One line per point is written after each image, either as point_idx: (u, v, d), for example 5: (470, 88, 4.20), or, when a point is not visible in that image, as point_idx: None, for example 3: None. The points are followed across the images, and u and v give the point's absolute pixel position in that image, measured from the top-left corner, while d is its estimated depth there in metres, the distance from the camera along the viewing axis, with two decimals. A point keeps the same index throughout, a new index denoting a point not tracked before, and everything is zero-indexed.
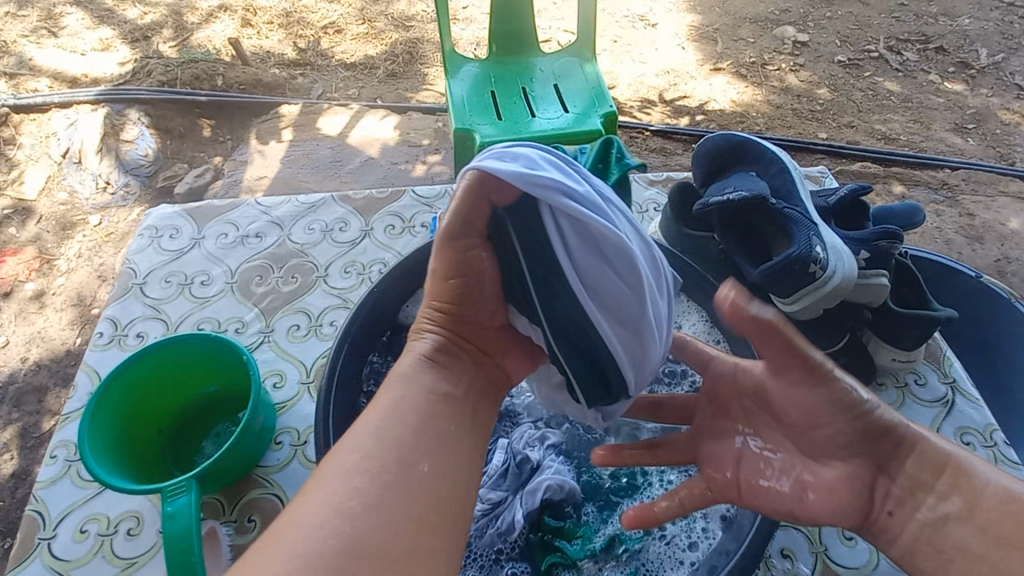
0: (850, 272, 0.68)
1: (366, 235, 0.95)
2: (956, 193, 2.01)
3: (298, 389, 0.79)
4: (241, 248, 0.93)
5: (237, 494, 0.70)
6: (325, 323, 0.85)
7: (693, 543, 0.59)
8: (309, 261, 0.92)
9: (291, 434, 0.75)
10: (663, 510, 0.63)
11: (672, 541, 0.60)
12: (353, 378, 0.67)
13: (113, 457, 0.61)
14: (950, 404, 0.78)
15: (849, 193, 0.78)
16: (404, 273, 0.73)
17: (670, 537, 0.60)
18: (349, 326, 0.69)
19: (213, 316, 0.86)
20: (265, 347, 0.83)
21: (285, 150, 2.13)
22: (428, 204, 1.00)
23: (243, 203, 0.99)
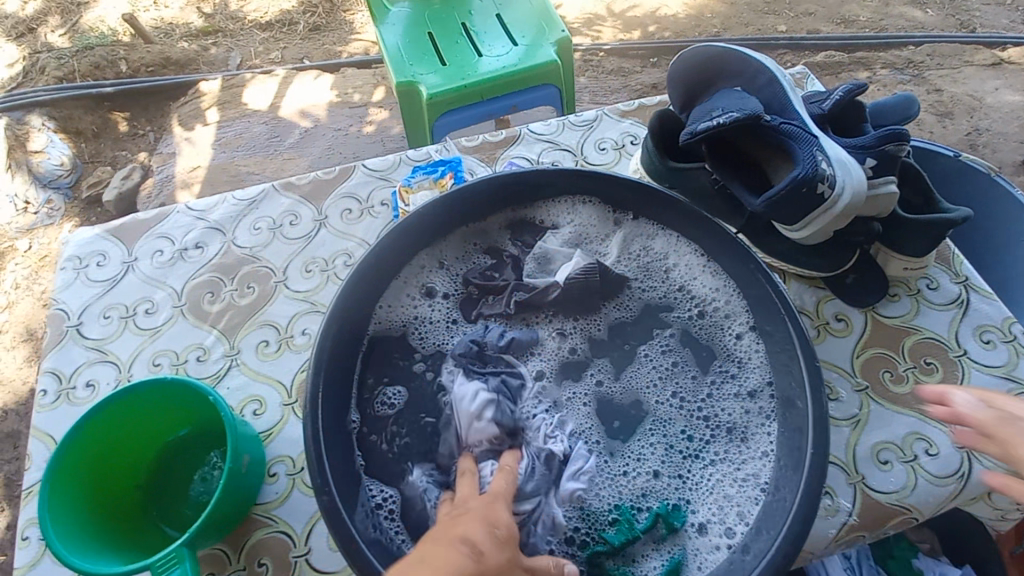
0: (858, 184, 0.62)
1: (321, 225, 0.85)
2: (922, 70, 1.95)
3: (281, 413, 0.71)
4: (182, 264, 0.82)
5: (241, 538, 0.64)
6: (296, 333, 0.77)
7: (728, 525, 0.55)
8: (263, 266, 0.82)
9: (285, 462, 0.68)
10: (694, 488, 0.57)
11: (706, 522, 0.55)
12: (337, 394, 0.60)
13: (84, 531, 0.54)
14: (965, 304, 0.74)
15: (845, 94, 0.70)
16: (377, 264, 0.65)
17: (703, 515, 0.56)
18: (323, 336, 0.60)
19: (169, 347, 0.76)
20: (234, 371, 0.74)
21: (214, 132, 1.93)
22: (383, 177, 0.89)
23: (172, 211, 0.86)
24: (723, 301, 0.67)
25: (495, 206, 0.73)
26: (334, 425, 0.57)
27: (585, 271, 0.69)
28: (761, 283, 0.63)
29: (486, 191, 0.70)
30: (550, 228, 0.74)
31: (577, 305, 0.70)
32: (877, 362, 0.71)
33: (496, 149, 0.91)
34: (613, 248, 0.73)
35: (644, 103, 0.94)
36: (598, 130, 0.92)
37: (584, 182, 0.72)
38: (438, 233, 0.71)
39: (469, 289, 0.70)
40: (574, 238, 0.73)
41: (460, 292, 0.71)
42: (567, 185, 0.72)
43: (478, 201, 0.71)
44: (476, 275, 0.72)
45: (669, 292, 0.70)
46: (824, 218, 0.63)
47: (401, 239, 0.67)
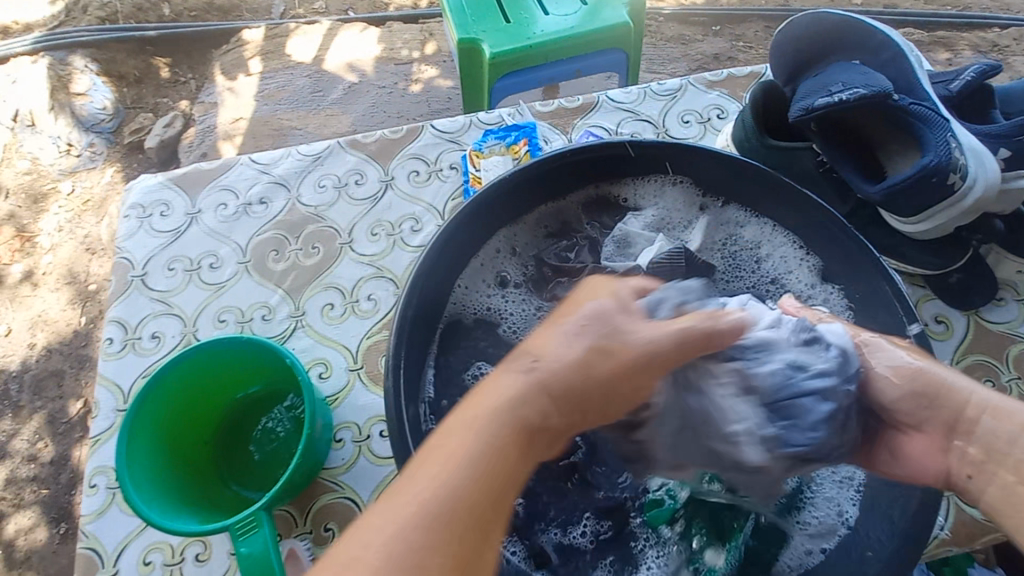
0: (994, 176, 0.56)
1: (388, 187, 0.81)
2: (1008, 56, 1.80)
3: (347, 378, 0.70)
4: (246, 219, 0.80)
5: (308, 501, 0.63)
6: (362, 298, 0.75)
7: (824, 528, 0.54)
8: (328, 226, 0.79)
9: (352, 429, 0.67)
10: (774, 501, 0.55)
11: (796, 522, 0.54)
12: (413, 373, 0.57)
13: (164, 485, 0.55)
14: None
15: (978, 75, 0.63)
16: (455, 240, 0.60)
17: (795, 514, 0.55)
18: (402, 311, 0.56)
19: (234, 304, 0.75)
20: (300, 333, 0.73)
21: (257, 84, 1.89)
22: (453, 140, 0.85)
23: (236, 163, 0.84)
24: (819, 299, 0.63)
25: (576, 181, 0.68)
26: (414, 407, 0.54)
27: (671, 255, 0.64)
28: (878, 280, 0.57)
29: (571, 164, 0.65)
30: (631, 209, 0.70)
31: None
32: (979, 369, 0.67)
33: (571, 116, 0.86)
34: (696, 236, 0.69)
35: (733, 74, 0.87)
36: (682, 101, 0.86)
37: (678, 161, 0.66)
38: (518, 209, 0.66)
39: (544, 268, 0.68)
40: (656, 222, 0.69)
41: (535, 269, 0.68)
42: (659, 164, 0.67)
43: (561, 176, 0.66)
44: (551, 256, 0.69)
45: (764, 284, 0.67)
46: (951, 212, 0.58)
47: (482, 213, 0.63)
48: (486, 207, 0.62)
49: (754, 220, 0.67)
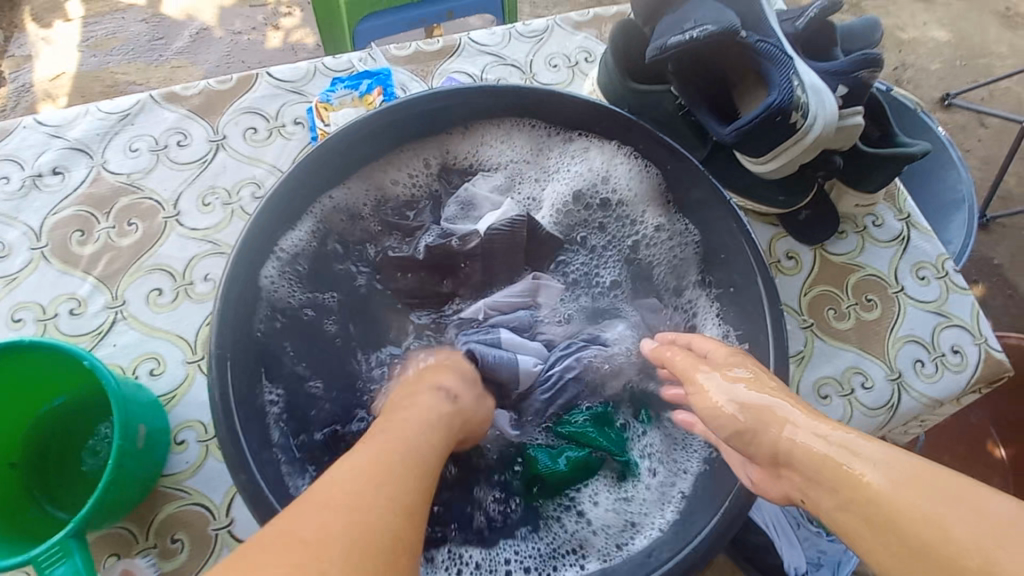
0: (830, 113, 0.58)
1: (219, 148, 0.70)
2: None
3: (185, 372, 0.61)
4: (38, 195, 0.66)
5: (149, 514, 0.56)
6: (197, 279, 0.64)
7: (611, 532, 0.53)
8: (148, 198, 0.67)
9: (195, 428, 0.59)
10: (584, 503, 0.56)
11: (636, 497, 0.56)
12: (253, 372, 0.51)
13: None
14: (906, 241, 0.75)
15: (821, 11, 0.64)
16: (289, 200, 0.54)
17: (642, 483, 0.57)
18: (225, 294, 0.48)
19: (31, 299, 0.62)
20: (120, 327, 0.62)
21: (79, 30, 1.58)
22: (295, 90, 0.74)
23: (16, 125, 0.68)
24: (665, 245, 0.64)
25: (424, 134, 0.62)
26: (250, 389, 0.49)
27: (513, 221, 0.61)
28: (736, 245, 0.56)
29: (417, 115, 0.58)
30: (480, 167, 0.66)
31: (501, 258, 0.61)
32: (822, 300, 0.72)
33: (432, 59, 0.78)
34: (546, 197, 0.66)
35: (601, 12, 0.83)
36: (549, 44, 0.81)
37: (527, 105, 0.61)
38: (347, 169, 0.59)
39: (377, 228, 0.63)
40: (504, 184, 0.66)
41: (360, 237, 0.62)
42: (510, 107, 0.61)
43: (399, 123, 0.58)
44: (389, 213, 0.64)
45: (613, 232, 0.66)
46: (793, 152, 0.59)
47: (311, 179, 0.55)
48: (309, 170, 0.54)
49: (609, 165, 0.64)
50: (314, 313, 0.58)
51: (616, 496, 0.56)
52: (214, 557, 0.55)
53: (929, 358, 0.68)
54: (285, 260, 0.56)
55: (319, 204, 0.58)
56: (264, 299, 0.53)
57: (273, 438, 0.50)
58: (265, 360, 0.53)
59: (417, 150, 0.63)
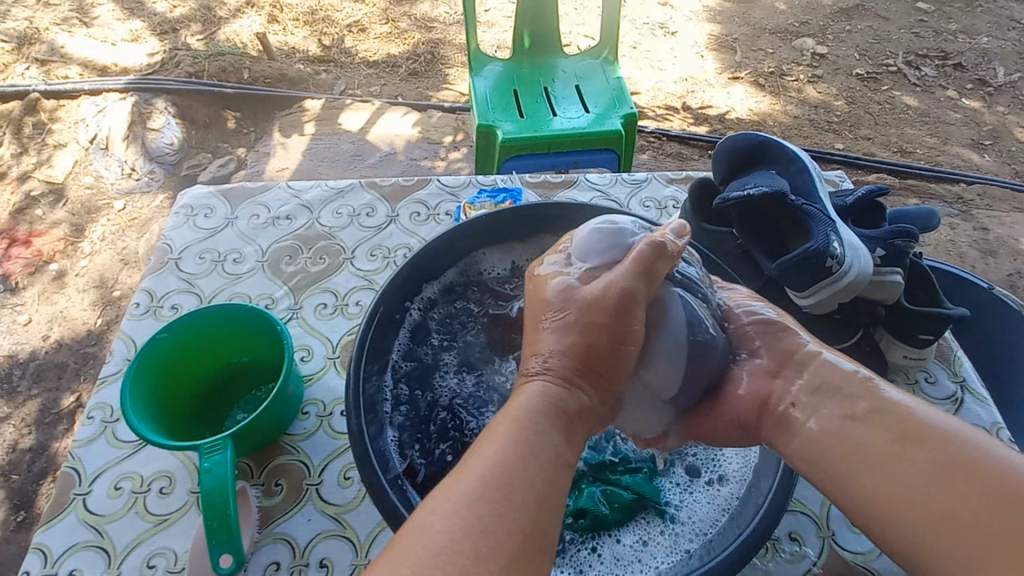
0: (864, 266, 0.71)
1: (392, 221, 0.98)
2: (971, 208, 2.03)
3: (323, 363, 0.81)
4: (272, 229, 0.97)
5: (266, 459, 0.72)
6: (351, 302, 0.88)
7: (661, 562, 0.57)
8: (337, 244, 0.95)
9: (317, 405, 0.77)
10: (632, 528, 0.60)
11: (655, 542, 0.59)
12: (376, 364, 0.68)
13: (153, 409, 0.65)
14: (959, 403, 0.79)
15: (867, 193, 0.80)
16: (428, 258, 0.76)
17: (666, 533, 0.60)
18: (376, 306, 0.70)
19: (245, 292, 0.89)
20: (293, 323, 0.86)
21: (307, 143, 2.18)
22: (452, 193, 1.03)
23: (274, 186, 1.02)
24: None
25: (535, 232, 0.82)
26: (373, 375, 0.67)
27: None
28: None
29: (532, 218, 0.81)
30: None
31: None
32: None
33: (553, 188, 1.04)
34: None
35: (690, 175, 1.06)
36: (645, 190, 1.04)
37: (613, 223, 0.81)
38: (475, 246, 0.80)
39: (482, 290, 0.81)
40: None
41: (467, 295, 0.81)
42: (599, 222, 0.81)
43: (519, 219, 0.80)
44: (492, 283, 0.82)
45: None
46: (829, 289, 0.71)
47: (447, 247, 0.78)
48: (448, 239, 0.77)
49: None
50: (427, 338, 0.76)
51: (659, 532, 0.60)
52: (300, 505, 0.69)
53: None
54: (415, 303, 0.76)
55: (448, 264, 0.79)
56: (396, 324, 0.73)
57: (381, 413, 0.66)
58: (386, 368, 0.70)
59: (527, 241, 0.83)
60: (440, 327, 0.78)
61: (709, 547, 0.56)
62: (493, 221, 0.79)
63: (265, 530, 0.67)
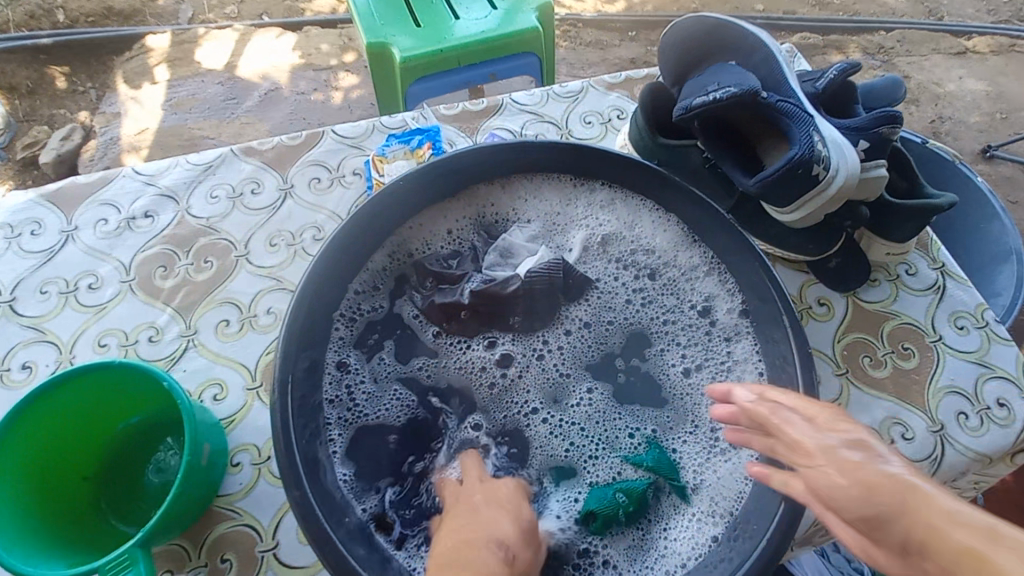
0: (853, 166, 0.61)
1: (286, 196, 0.78)
2: (891, 56, 1.98)
3: (244, 397, 0.66)
4: (130, 234, 0.75)
5: (201, 534, 0.59)
6: (261, 312, 0.71)
7: (683, 554, 0.52)
8: (223, 239, 0.75)
9: (250, 451, 0.63)
10: (650, 520, 0.55)
11: (676, 529, 0.54)
12: (307, 407, 0.53)
13: (27, 526, 0.50)
14: (942, 290, 0.75)
15: (839, 74, 0.68)
16: (345, 251, 0.59)
17: (688, 515, 0.54)
18: (287, 327, 0.53)
19: (117, 327, 0.69)
20: (192, 354, 0.68)
21: (163, 92, 1.77)
22: (355, 145, 0.83)
23: (118, 175, 0.78)
24: (679, 268, 0.67)
25: (472, 185, 0.67)
26: (305, 421, 0.52)
27: (550, 267, 0.64)
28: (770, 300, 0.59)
29: (466, 169, 0.65)
30: (517, 222, 0.70)
31: (541, 303, 0.64)
32: (857, 346, 0.72)
33: (476, 118, 0.86)
34: (581, 240, 0.69)
35: (631, 75, 0.91)
36: (584, 103, 0.88)
37: (560, 163, 0.67)
38: (401, 221, 0.65)
39: (420, 270, 0.65)
40: (539, 233, 0.70)
41: (403, 285, 0.66)
42: (541, 165, 0.67)
43: (447, 177, 0.64)
44: (433, 262, 0.66)
45: (652, 275, 0.67)
46: (818, 201, 0.62)
47: (365, 231, 0.61)
48: (366, 217, 0.59)
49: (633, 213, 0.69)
50: (370, 348, 0.62)
51: (677, 518, 0.54)
52: None
53: (973, 410, 0.68)
54: (343, 313, 0.61)
55: (372, 247, 0.63)
56: (320, 343, 0.58)
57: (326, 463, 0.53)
58: (319, 404, 0.55)
59: (462, 204, 0.68)
60: (378, 335, 0.63)
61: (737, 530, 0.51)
62: (416, 182, 0.62)
63: None
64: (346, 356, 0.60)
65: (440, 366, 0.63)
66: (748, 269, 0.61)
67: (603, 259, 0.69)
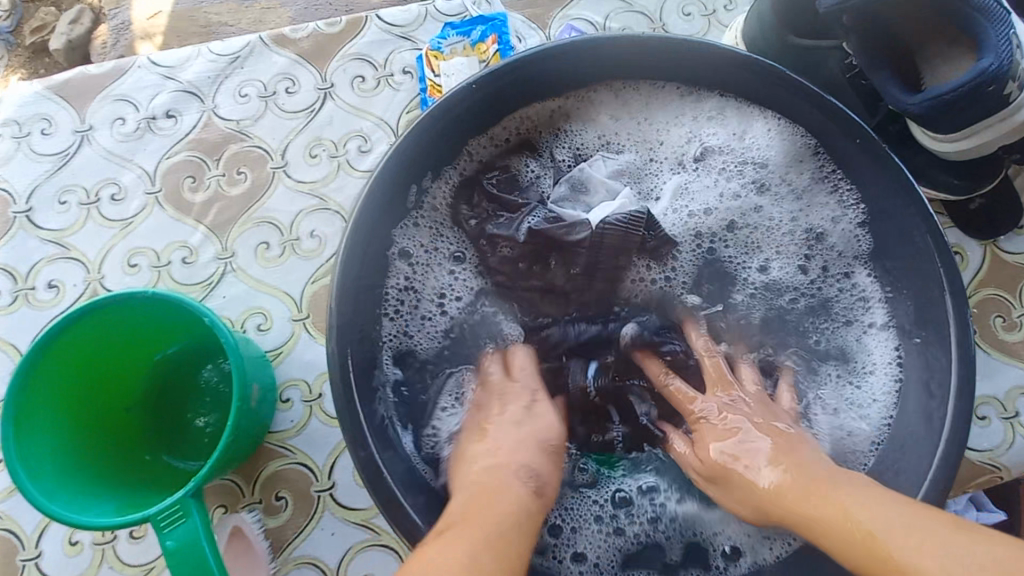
0: None
1: (326, 96, 0.67)
2: None
3: (291, 329, 0.60)
4: (151, 137, 0.65)
5: (254, 470, 0.56)
6: (303, 235, 0.63)
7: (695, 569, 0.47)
8: (257, 147, 0.65)
9: (300, 387, 0.58)
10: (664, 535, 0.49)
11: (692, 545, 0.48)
12: (370, 366, 0.45)
13: (69, 462, 0.46)
14: None
15: None
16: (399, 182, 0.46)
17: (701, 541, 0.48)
18: (339, 283, 0.43)
19: (147, 245, 0.62)
20: (230, 279, 0.61)
21: None
22: (405, 36, 0.69)
23: (131, 66, 0.67)
24: (801, 202, 0.55)
25: (554, 91, 0.52)
26: (373, 387, 0.45)
27: (633, 217, 0.51)
28: (930, 258, 0.46)
29: (547, 72, 0.50)
30: (605, 147, 0.58)
31: (612, 261, 0.51)
32: (990, 305, 0.62)
33: (550, 4, 0.70)
34: (675, 180, 0.56)
35: None
36: None
37: (667, 69, 0.51)
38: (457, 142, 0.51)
39: (482, 196, 0.54)
40: (627, 168, 0.57)
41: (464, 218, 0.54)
42: (642, 69, 0.52)
43: (518, 85, 0.50)
44: (494, 184, 0.54)
45: (757, 200, 0.56)
46: (997, 129, 0.49)
47: (417, 157, 0.48)
48: (425, 139, 0.47)
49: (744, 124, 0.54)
50: (421, 290, 0.52)
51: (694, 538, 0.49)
52: (316, 520, 0.54)
53: None
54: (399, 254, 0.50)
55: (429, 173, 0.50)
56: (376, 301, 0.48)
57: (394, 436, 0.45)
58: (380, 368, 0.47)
59: (533, 118, 0.54)
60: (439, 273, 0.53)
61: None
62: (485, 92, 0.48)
63: (281, 559, 0.53)
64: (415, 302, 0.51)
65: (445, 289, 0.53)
66: (900, 218, 0.47)
67: (698, 185, 0.56)
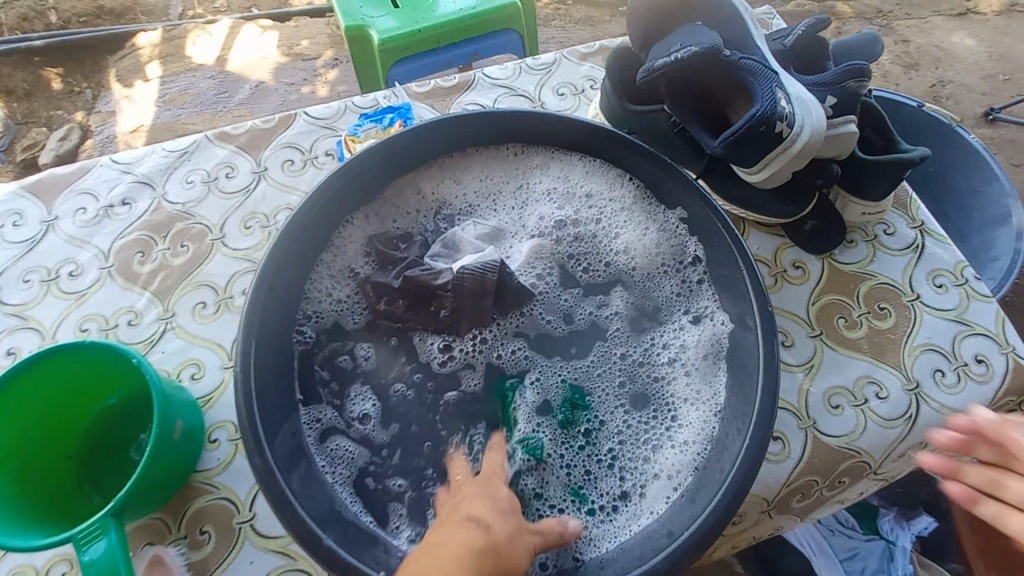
0: (819, 122, 0.60)
1: (260, 178, 0.79)
2: (890, 22, 1.91)
3: (221, 376, 0.67)
4: (108, 222, 0.76)
5: (182, 506, 0.61)
6: (236, 293, 0.72)
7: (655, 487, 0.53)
8: (198, 223, 0.76)
9: (227, 427, 0.65)
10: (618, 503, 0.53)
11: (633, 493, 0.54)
12: (273, 385, 0.54)
13: (5, 501, 0.51)
14: (921, 249, 0.74)
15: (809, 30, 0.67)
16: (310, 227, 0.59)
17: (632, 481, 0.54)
18: (251, 311, 0.53)
19: (97, 312, 0.71)
20: (170, 335, 0.70)
21: (156, 89, 1.77)
22: (328, 127, 0.83)
23: (94, 165, 0.79)
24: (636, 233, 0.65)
25: (432, 158, 0.66)
26: (277, 416, 0.52)
27: (486, 265, 0.59)
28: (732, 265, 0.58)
29: (422, 144, 0.64)
30: (473, 216, 0.67)
31: (470, 303, 0.60)
32: (832, 309, 0.70)
33: (447, 94, 0.86)
34: (530, 227, 0.67)
35: (605, 45, 0.90)
36: (556, 75, 0.87)
37: (506, 135, 0.66)
38: (348, 208, 0.63)
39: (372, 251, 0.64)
40: (491, 232, 0.66)
41: (353, 272, 0.63)
42: (500, 137, 0.66)
43: (396, 154, 0.63)
44: (379, 242, 0.64)
45: (593, 231, 0.67)
46: (783, 159, 0.61)
47: (326, 208, 0.60)
48: (329, 193, 0.59)
49: (572, 177, 0.67)
50: (313, 340, 0.60)
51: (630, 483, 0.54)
52: (237, 549, 0.59)
53: (950, 367, 0.66)
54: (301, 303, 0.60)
55: (330, 230, 0.62)
56: (283, 338, 0.57)
57: (293, 442, 0.53)
58: (283, 390, 0.55)
59: (406, 186, 0.66)
60: (336, 325, 0.61)
61: (724, 419, 0.54)
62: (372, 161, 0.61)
63: None
64: (311, 348, 0.60)
65: (337, 323, 0.61)
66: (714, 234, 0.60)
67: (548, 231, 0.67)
